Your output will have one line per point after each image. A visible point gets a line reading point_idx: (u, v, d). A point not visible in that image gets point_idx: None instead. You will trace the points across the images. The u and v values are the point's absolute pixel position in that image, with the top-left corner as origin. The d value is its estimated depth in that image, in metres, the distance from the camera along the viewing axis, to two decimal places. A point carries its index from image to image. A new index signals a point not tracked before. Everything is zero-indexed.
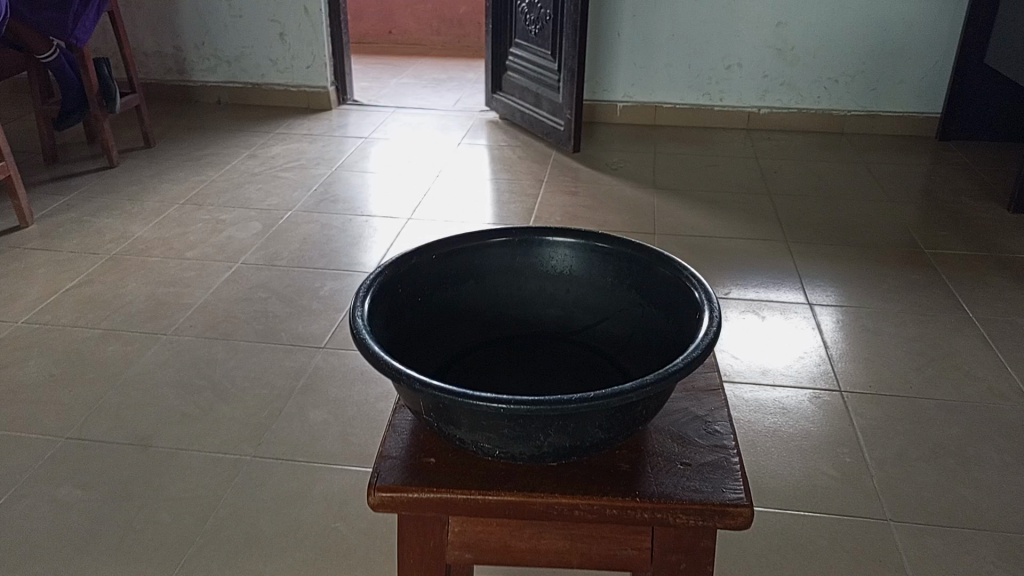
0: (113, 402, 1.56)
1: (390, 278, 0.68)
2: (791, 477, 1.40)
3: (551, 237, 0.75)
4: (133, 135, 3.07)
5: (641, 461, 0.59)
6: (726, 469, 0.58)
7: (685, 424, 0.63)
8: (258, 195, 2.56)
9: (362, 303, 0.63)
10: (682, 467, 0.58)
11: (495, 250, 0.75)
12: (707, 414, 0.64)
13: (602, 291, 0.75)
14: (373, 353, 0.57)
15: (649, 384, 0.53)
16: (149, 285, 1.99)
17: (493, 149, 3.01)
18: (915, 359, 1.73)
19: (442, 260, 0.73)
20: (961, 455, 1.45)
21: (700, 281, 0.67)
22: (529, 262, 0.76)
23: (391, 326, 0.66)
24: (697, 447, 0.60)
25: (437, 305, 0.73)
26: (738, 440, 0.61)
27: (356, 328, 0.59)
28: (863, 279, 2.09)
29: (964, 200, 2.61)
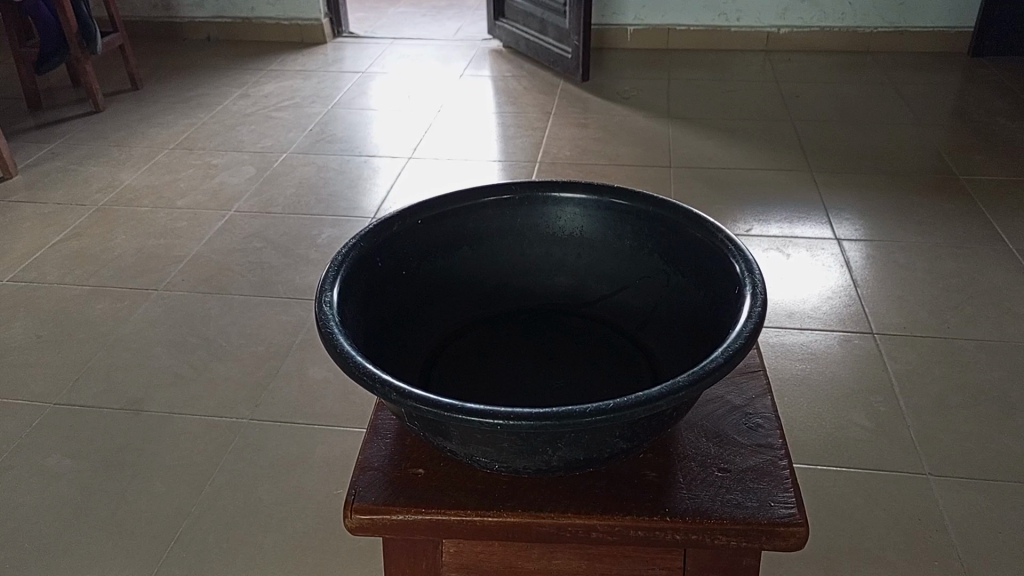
0: (103, 364, 1.48)
1: (366, 252, 0.59)
2: (822, 428, 1.30)
3: (557, 194, 0.67)
4: (120, 77, 2.93)
5: (670, 470, 0.54)
6: (774, 478, 0.53)
7: (721, 418, 0.58)
8: (251, 137, 2.44)
9: (331, 284, 0.54)
10: (718, 476, 0.53)
11: (492, 211, 0.67)
12: (746, 405, 0.59)
13: (619, 256, 0.67)
14: (341, 352, 0.47)
15: (683, 389, 0.44)
16: (139, 237, 1.90)
17: (497, 81, 2.85)
18: (952, 298, 1.61)
19: (429, 226, 0.65)
20: (1005, 400, 1.35)
21: (738, 250, 0.59)
22: (533, 223, 0.68)
23: (367, 308, 0.58)
24: (736, 448, 0.55)
25: (423, 278, 0.65)
26: (784, 437, 0.56)
27: (322, 318, 0.50)
28: (893, 210, 1.96)
29: (1000, 121, 2.44)
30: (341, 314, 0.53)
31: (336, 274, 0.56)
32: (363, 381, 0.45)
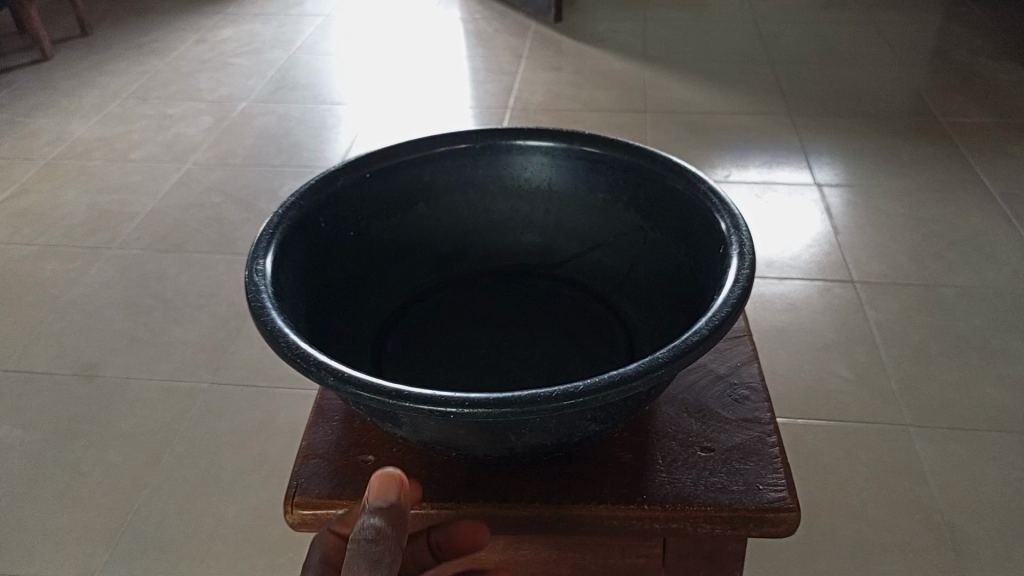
0: (54, 328, 1.41)
1: (306, 214, 0.54)
2: (801, 381, 1.27)
3: (522, 142, 0.61)
4: (68, 23, 2.78)
5: (648, 451, 0.51)
6: (761, 457, 0.50)
7: (705, 390, 0.55)
8: (208, 85, 2.32)
9: (265, 254, 0.49)
10: (700, 457, 0.51)
11: (449, 163, 0.61)
12: (730, 374, 0.56)
13: (592, 210, 0.62)
14: (273, 329, 0.42)
15: (662, 366, 0.40)
16: (91, 193, 1.80)
17: (467, 22, 2.74)
18: (933, 244, 1.58)
19: (378, 184, 0.59)
20: (986, 346, 1.32)
21: (722, 204, 0.53)
22: (496, 176, 0.62)
23: (308, 278, 0.53)
24: (720, 424, 0.52)
25: (374, 240, 0.60)
26: (772, 409, 0.54)
27: (253, 289, 0.45)
28: (873, 154, 1.91)
29: (982, 60, 2.39)
30: (276, 286, 0.47)
31: (270, 242, 0.50)
32: (297, 363, 0.40)
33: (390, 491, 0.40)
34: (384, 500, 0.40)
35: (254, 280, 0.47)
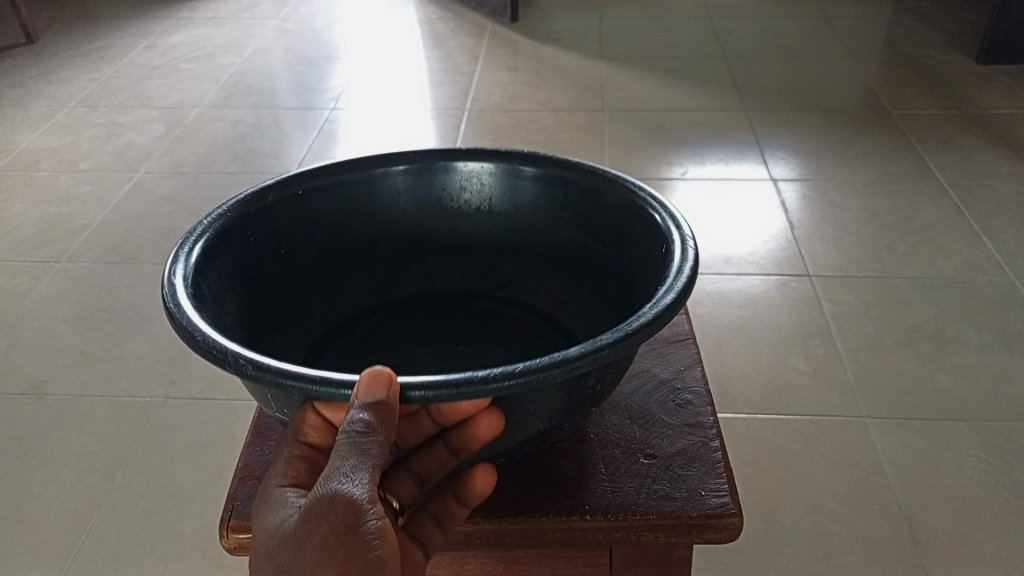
0: (1, 345, 1.37)
1: (232, 224, 0.55)
2: (760, 376, 1.28)
3: (461, 163, 0.63)
4: (12, 31, 2.72)
5: (592, 462, 0.53)
6: (705, 464, 0.53)
7: (651, 399, 0.58)
8: (159, 91, 2.29)
9: (182, 259, 0.50)
10: (643, 464, 0.53)
11: (389, 178, 0.63)
12: (675, 381, 0.59)
13: (535, 228, 0.64)
14: (186, 328, 0.45)
15: (601, 350, 0.42)
16: (38, 205, 1.76)
17: (422, 23, 2.73)
18: (886, 236, 1.60)
19: (313, 196, 0.60)
20: (939, 336, 1.34)
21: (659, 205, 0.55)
22: (436, 199, 0.64)
23: (233, 289, 0.54)
24: (664, 432, 0.55)
25: (307, 255, 0.61)
26: (714, 416, 0.57)
27: (167, 293, 0.47)
28: (828, 148, 1.93)
29: (930, 53, 2.43)
30: (196, 291, 0.49)
31: (189, 252, 0.51)
32: (214, 359, 0.43)
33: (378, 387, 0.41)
34: (373, 397, 0.40)
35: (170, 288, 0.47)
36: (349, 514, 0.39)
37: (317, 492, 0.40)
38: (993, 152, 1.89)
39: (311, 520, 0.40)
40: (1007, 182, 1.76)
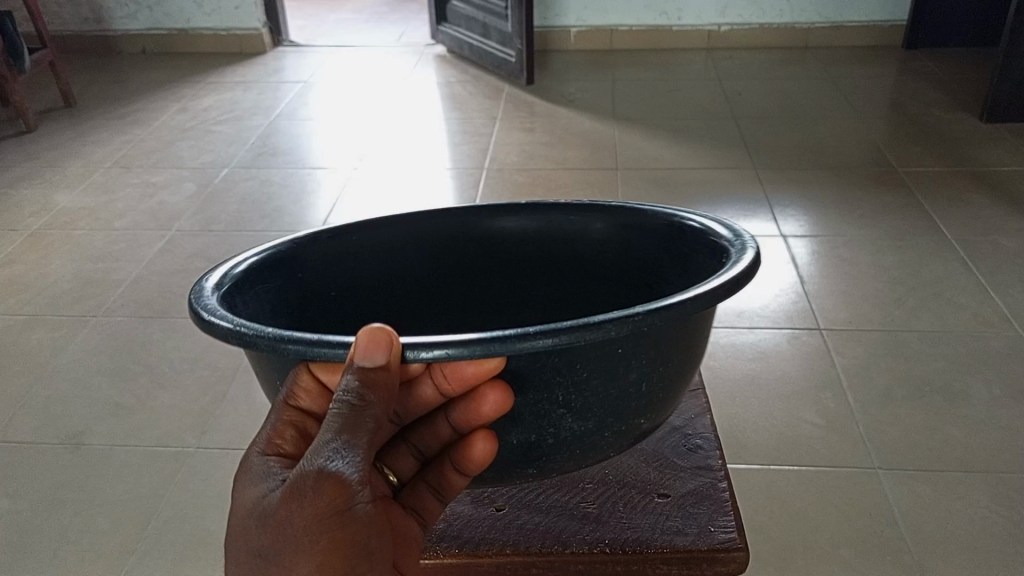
0: (39, 398, 1.42)
1: (277, 260, 0.66)
2: (772, 428, 1.31)
3: (507, 214, 0.74)
4: (52, 95, 2.85)
5: (613, 500, 0.59)
6: (715, 503, 0.58)
7: (665, 443, 0.64)
8: (191, 152, 2.39)
9: (220, 281, 0.60)
10: (657, 502, 0.59)
11: (442, 218, 0.73)
12: (688, 428, 0.65)
13: (581, 264, 0.74)
14: (204, 315, 0.53)
15: (617, 322, 0.48)
16: (75, 262, 1.84)
17: (443, 85, 2.84)
18: (896, 291, 1.64)
19: (349, 246, 0.71)
20: (949, 390, 1.37)
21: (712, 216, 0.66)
22: (487, 247, 0.74)
23: (270, 314, 0.64)
24: (678, 474, 0.61)
25: (355, 293, 0.72)
26: (724, 458, 0.62)
27: (197, 292, 0.57)
28: (836, 205, 1.99)
29: (936, 112, 2.50)
30: (234, 305, 0.60)
31: (235, 273, 0.62)
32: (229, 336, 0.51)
33: (380, 354, 0.46)
34: (372, 359, 0.46)
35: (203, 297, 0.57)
36: (333, 484, 0.43)
37: (302, 467, 0.44)
38: (999, 208, 1.93)
39: (295, 492, 0.44)
40: (1014, 238, 1.80)
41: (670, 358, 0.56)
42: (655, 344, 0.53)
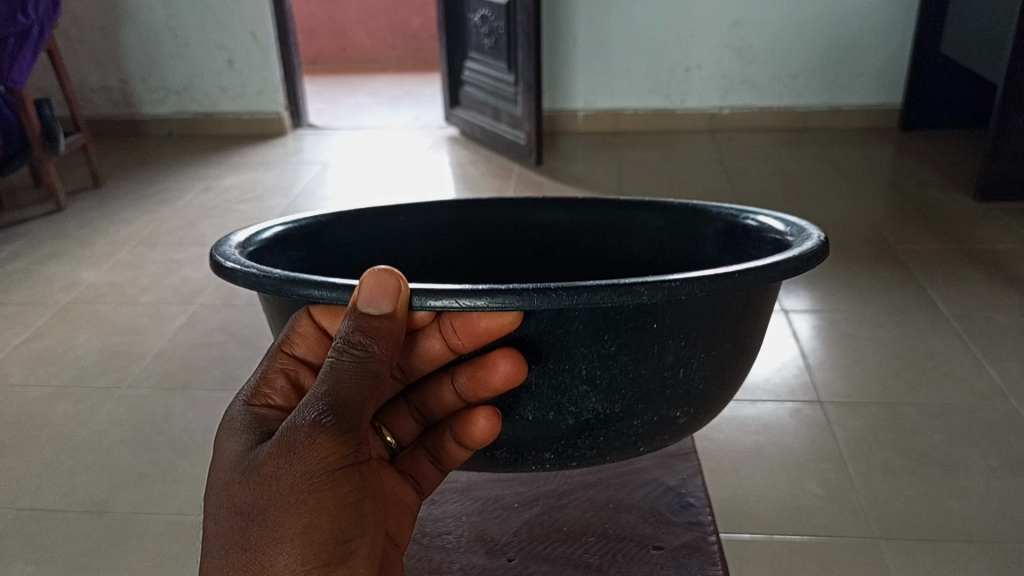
0: (65, 467, 1.47)
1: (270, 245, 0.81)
2: (775, 499, 1.34)
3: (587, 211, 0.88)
4: (82, 175, 2.99)
5: (621, 550, 0.85)
6: (700, 550, 0.83)
7: (664, 502, 0.90)
8: (213, 230, 2.49)
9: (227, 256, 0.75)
10: (655, 552, 0.83)
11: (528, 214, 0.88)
12: (682, 488, 0.92)
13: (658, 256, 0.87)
14: (243, 277, 0.68)
15: (649, 291, 0.60)
16: (102, 336, 1.91)
17: (456, 166, 2.96)
18: (894, 364, 1.69)
19: (393, 213, 1.00)
20: (947, 461, 1.40)
21: (771, 216, 0.89)
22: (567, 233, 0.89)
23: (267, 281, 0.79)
24: (674, 528, 0.86)
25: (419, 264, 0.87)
26: (708, 513, 0.87)
27: (222, 266, 0.72)
28: (836, 281, 2.05)
29: (931, 192, 2.59)
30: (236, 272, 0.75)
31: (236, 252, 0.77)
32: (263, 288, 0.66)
33: (385, 300, 0.58)
34: (377, 308, 0.58)
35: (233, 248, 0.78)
36: (317, 436, 0.55)
37: (293, 425, 0.56)
38: (993, 284, 1.99)
39: (286, 448, 0.56)
40: (1007, 313, 1.86)
41: (692, 331, 0.69)
42: (675, 309, 0.67)
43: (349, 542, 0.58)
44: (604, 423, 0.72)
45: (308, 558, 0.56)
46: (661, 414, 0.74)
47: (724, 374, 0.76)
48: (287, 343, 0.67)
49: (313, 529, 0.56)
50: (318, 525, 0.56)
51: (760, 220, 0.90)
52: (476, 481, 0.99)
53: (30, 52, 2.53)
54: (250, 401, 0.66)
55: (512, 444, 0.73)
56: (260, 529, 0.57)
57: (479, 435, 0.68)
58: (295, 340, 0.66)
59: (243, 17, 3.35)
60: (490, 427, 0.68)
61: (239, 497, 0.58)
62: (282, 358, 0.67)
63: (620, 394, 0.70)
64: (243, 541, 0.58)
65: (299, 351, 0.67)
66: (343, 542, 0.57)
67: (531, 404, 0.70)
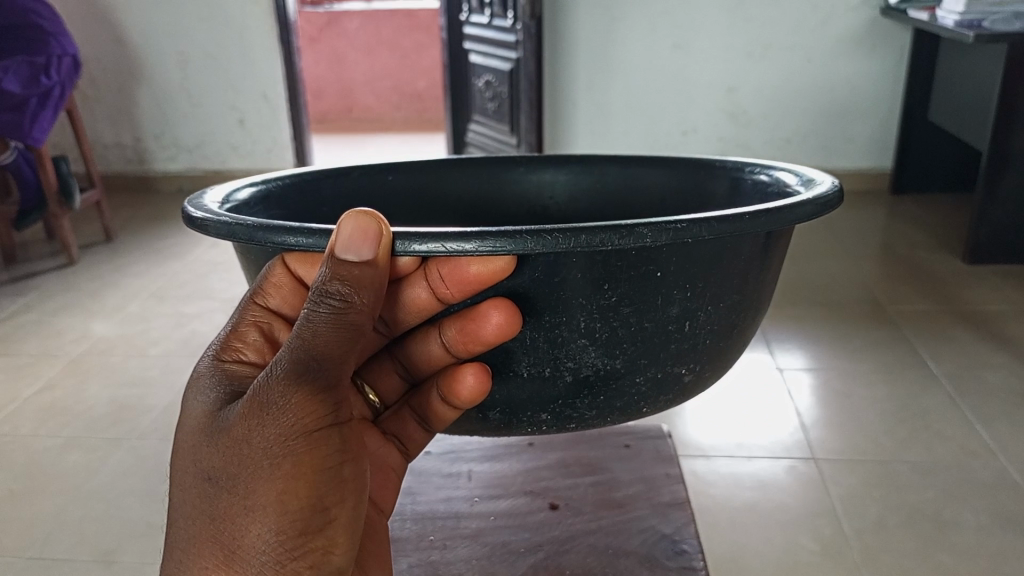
0: (74, 516, 1.50)
1: (277, 191, 0.96)
2: (771, 554, 1.37)
3: (572, 162, 1.17)
4: (94, 230, 3.07)
5: None
6: None
7: (661, 546, 1.03)
8: (222, 285, 2.55)
9: (233, 192, 0.88)
10: None
11: (522, 160, 1.17)
12: (677, 534, 1.04)
13: (636, 189, 1.14)
14: (218, 227, 0.67)
15: (653, 235, 0.59)
16: (112, 387, 1.95)
17: None
18: (887, 422, 1.73)
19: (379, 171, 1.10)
20: (939, 517, 1.44)
21: (789, 168, 0.94)
22: (558, 176, 1.17)
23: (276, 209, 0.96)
24: (670, 568, 0.99)
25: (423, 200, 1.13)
26: (699, 554, 1.00)
27: (193, 219, 0.71)
28: (829, 340, 2.11)
29: (921, 253, 2.66)
30: (246, 204, 0.89)
31: (246, 191, 0.91)
32: (236, 236, 0.65)
33: (366, 246, 0.55)
34: (357, 253, 0.55)
35: (218, 199, 0.83)
36: (293, 395, 0.56)
37: (267, 381, 0.57)
38: (982, 343, 2.05)
39: (259, 408, 0.57)
40: (997, 372, 1.91)
41: (697, 282, 0.69)
42: (681, 255, 0.66)
43: (327, 510, 0.60)
44: (605, 378, 0.71)
45: (282, 528, 0.58)
46: (664, 367, 0.74)
47: (730, 328, 0.76)
48: (261, 295, 0.67)
49: (287, 498, 0.57)
50: (293, 493, 0.58)
51: (776, 173, 0.96)
52: (488, 529, 1.09)
53: (50, 111, 2.62)
54: (221, 356, 0.67)
55: (506, 402, 0.73)
56: (231, 498, 0.58)
57: (468, 395, 0.68)
58: (269, 291, 0.67)
59: (256, 80, 3.48)
60: (480, 386, 0.68)
61: (209, 459, 0.59)
62: (256, 310, 0.68)
63: (620, 346, 0.70)
64: (210, 507, 0.59)
65: (272, 303, 0.68)
66: (319, 511, 0.59)
67: (526, 359, 0.69)
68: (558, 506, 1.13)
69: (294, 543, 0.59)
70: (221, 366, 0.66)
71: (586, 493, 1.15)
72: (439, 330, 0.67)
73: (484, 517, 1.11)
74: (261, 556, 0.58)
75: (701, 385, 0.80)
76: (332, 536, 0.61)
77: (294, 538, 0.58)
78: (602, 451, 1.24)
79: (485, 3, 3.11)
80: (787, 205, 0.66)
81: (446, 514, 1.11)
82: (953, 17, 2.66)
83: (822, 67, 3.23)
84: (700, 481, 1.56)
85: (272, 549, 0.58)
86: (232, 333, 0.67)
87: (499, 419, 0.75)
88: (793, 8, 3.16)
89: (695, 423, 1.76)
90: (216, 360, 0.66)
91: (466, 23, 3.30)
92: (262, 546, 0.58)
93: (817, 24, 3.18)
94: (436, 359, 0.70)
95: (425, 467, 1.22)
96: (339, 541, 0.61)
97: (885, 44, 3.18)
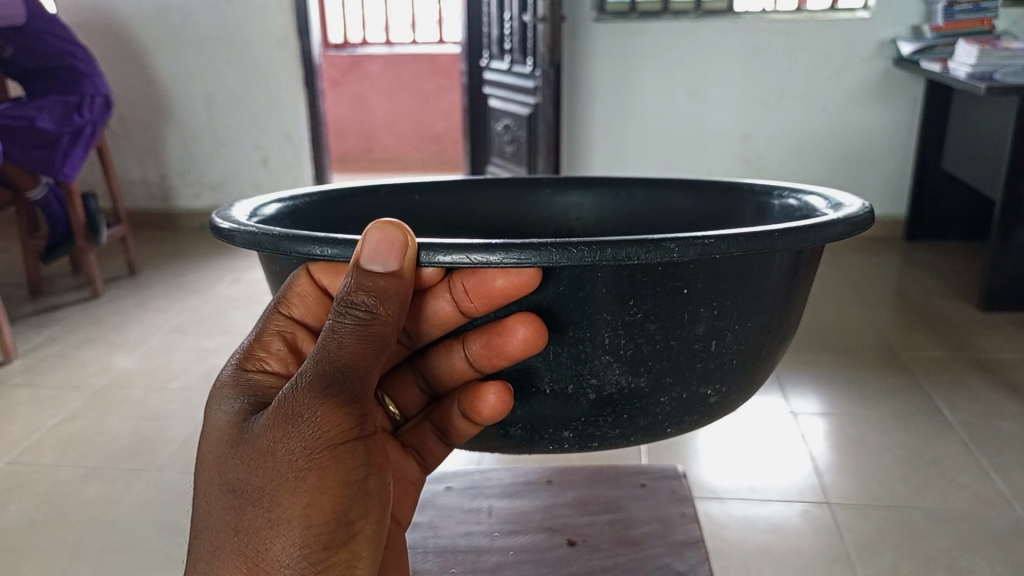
0: (93, 547, 1.52)
1: (305, 207, 1.01)
2: None
3: (597, 182, 1.20)
4: (118, 265, 3.13)
5: None
6: None
7: None
8: (241, 320, 2.60)
9: (262, 206, 0.93)
10: None
11: (546, 179, 1.22)
12: (692, 568, 1.07)
13: (662, 211, 1.17)
14: (246, 238, 0.71)
15: (674, 252, 0.62)
16: (132, 420, 1.98)
17: None
18: (901, 468, 1.73)
19: (408, 191, 1.15)
20: (952, 566, 1.43)
21: (819, 192, 0.96)
22: (582, 196, 1.21)
23: (304, 223, 1.00)
24: None
25: (449, 216, 1.18)
26: None
27: (221, 230, 0.74)
28: (843, 384, 2.12)
29: (936, 300, 2.67)
30: (274, 216, 0.94)
31: (275, 205, 0.96)
32: (261, 245, 0.69)
33: (391, 257, 0.58)
34: (384, 266, 0.58)
35: (251, 213, 0.89)
36: (319, 405, 0.58)
37: (294, 392, 0.59)
38: (996, 392, 2.05)
39: (284, 421, 0.59)
40: (1012, 421, 1.90)
41: (720, 303, 0.72)
42: (706, 272, 0.69)
43: (351, 524, 0.62)
44: (628, 397, 0.74)
45: (307, 541, 0.59)
46: (690, 388, 0.76)
47: (758, 350, 0.79)
48: (284, 304, 0.71)
49: (312, 512, 0.59)
50: (318, 505, 0.59)
51: (805, 198, 0.98)
52: (508, 563, 1.10)
53: (81, 148, 2.67)
54: (245, 366, 0.69)
55: (527, 419, 0.75)
56: (256, 510, 0.60)
57: (489, 412, 0.71)
58: (293, 300, 0.70)
59: (279, 122, 3.56)
60: (501, 404, 0.70)
61: (234, 472, 0.61)
62: (280, 320, 0.71)
63: (644, 364, 0.72)
64: (234, 521, 0.60)
65: (296, 313, 0.71)
66: (343, 525, 0.61)
67: (548, 375, 0.72)
68: (575, 542, 1.14)
69: (319, 557, 0.60)
70: (244, 376, 0.68)
71: (602, 530, 1.17)
72: (462, 344, 0.70)
73: (503, 552, 1.13)
74: (285, 569, 0.59)
75: (727, 406, 0.82)
76: (355, 550, 0.62)
77: (318, 552, 0.60)
78: (618, 490, 1.25)
79: (506, 51, 3.19)
80: (816, 224, 0.69)
81: (466, 548, 1.13)
82: (965, 69, 2.71)
83: (835, 115, 3.28)
84: (714, 524, 1.56)
85: (298, 561, 0.59)
86: (256, 343, 0.70)
87: (520, 437, 0.78)
88: (807, 60, 3.22)
89: (710, 466, 1.76)
90: (239, 369, 0.69)
91: (486, 68, 3.38)
92: (286, 559, 0.59)
93: (831, 74, 3.23)
94: (458, 373, 0.72)
95: (446, 503, 1.24)
96: (363, 556, 0.63)
97: (898, 94, 3.23)
